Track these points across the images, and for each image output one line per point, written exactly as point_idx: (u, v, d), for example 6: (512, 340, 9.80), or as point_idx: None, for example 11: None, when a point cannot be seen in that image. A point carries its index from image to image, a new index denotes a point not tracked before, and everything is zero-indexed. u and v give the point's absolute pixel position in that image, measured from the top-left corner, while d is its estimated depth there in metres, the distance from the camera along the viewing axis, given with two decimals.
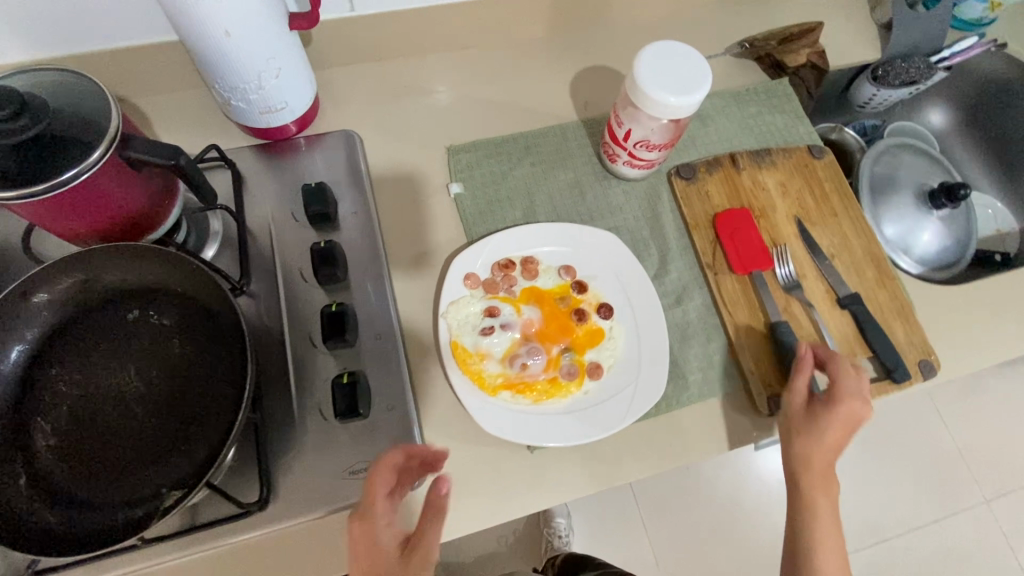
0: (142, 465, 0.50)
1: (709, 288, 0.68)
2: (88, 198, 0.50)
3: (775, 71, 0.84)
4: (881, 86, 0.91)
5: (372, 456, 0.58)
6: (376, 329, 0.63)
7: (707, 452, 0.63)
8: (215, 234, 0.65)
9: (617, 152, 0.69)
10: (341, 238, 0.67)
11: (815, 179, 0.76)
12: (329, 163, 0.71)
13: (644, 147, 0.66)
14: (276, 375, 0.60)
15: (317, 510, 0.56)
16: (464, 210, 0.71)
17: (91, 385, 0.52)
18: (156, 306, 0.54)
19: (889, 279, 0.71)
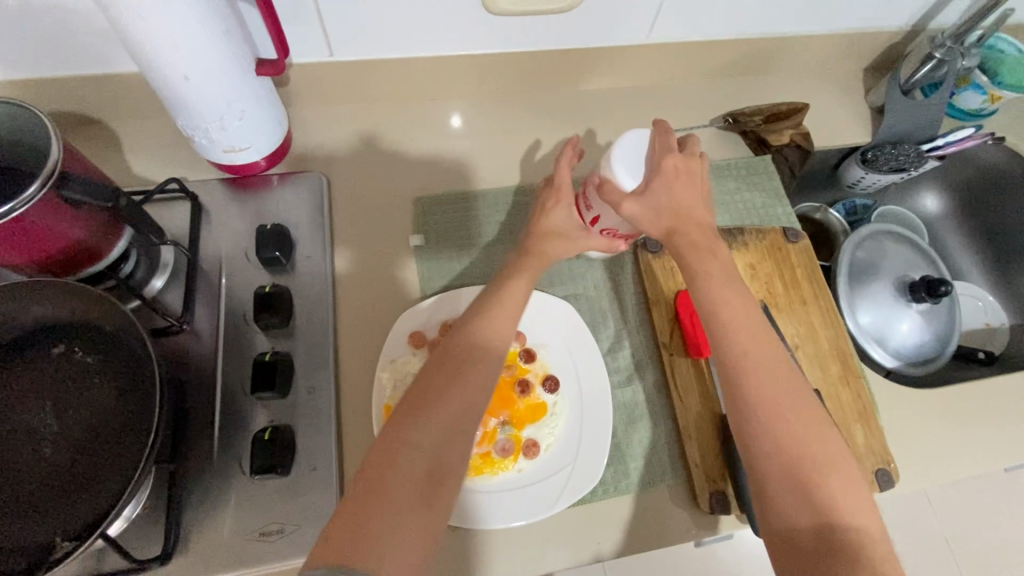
0: (38, 509, 0.48)
1: (663, 369, 0.66)
2: (25, 232, 0.49)
3: (759, 147, 0.83)
4: (868, 170, 0.89)
5: (286, 518, 0.55)
6: (311, 381, 0.61)
7: (641, 546, 0.60)
8: (165, 266, 0.65)
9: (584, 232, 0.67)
10: (293, 282, 0.66)
11: (786, 263, 0.74)
12: (294, 203, 0.71)
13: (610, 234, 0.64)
14: (202, 421, 0.59)
15: (219, 571, 0.53)
16: (422, 263, 0.70)
17: (2, 419, 0.51)
18: (82, 342, 0.53)
19: (853, 377, 0.68)
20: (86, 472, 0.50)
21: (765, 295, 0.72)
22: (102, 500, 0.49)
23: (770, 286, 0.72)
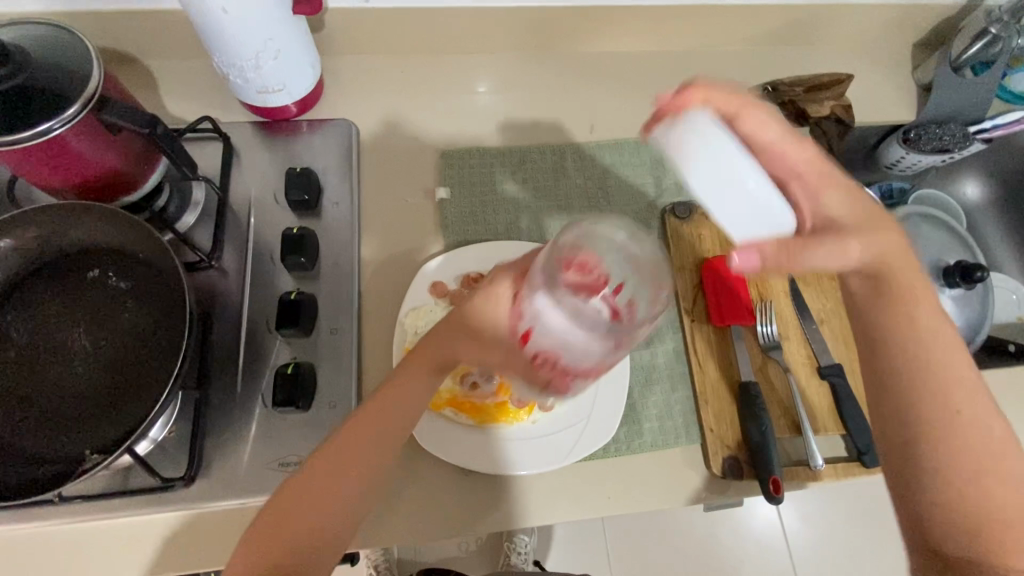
0: (73, 423, 0.50)
1: (683, 334, 0.66)
2: (64, 153, 0.50)
3: (797, 119, 0.80)
4: (910, 149, 0.85)
5: (305, 451, 0.57)
6: (333, 323, 0.62)
7: (649, 505, 0.60)
8: (196, 203, 0.65)
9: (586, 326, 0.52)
10: (318, 226, 0.67)
11: None
12: (323, 149, 0.71)
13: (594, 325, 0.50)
14: (226, 354, 0.60)
15: (241, 496, 0.55)
16: (445, 215, 0.69)
17: (40, 336, 0.53)
18: (116, 269, 0.55)
19: None
20: (116, 392, 0.52)
21: None
22: (131, 419, 0.50)
23: None
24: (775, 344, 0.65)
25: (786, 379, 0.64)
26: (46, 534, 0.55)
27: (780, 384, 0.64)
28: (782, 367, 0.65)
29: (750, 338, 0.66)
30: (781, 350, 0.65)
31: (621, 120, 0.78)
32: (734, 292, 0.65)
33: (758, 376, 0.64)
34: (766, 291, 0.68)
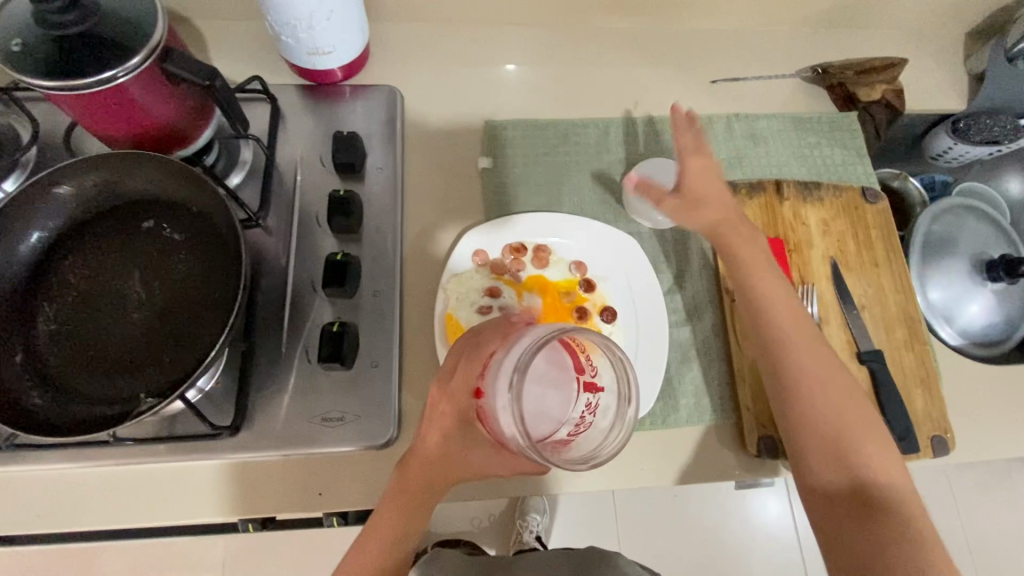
0: (127, 367, 0.52)
1: (723, 313, 0.66)
2: (123, 102, 0.51)
3: (845, 103, 0.79)
4: (959, 140, 0.86)
5: (347, 407, 0.58)
6: (376, 286, 0.63)
7: (681, 478, 0.61)
8: (244, 163, 0.66)
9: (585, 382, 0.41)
10: (362, 190, 0.67)
11: (861, 223, 0.71)
12: (368, 114, 0.71)
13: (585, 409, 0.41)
14: (271, 310, 0.61)
15: (284, 448, 0.56)
16: (488, 185, 0.70)
17: (97, 283, 0.54)
18: (171, 221, 0.56)
19: (919, 343, 0.66)
20: (170, 339, 0.53)
21: (836, 252, 0.69)
22: (184, 365, 0.52)
23: (842, 243, 0.70)
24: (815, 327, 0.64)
25: None
26: (92, 475, 0.56)
27: None
28: None
29: None
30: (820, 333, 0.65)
31: (665, 98, 0.77)
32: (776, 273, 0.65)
33: None
34: (807, 275, 0.68)
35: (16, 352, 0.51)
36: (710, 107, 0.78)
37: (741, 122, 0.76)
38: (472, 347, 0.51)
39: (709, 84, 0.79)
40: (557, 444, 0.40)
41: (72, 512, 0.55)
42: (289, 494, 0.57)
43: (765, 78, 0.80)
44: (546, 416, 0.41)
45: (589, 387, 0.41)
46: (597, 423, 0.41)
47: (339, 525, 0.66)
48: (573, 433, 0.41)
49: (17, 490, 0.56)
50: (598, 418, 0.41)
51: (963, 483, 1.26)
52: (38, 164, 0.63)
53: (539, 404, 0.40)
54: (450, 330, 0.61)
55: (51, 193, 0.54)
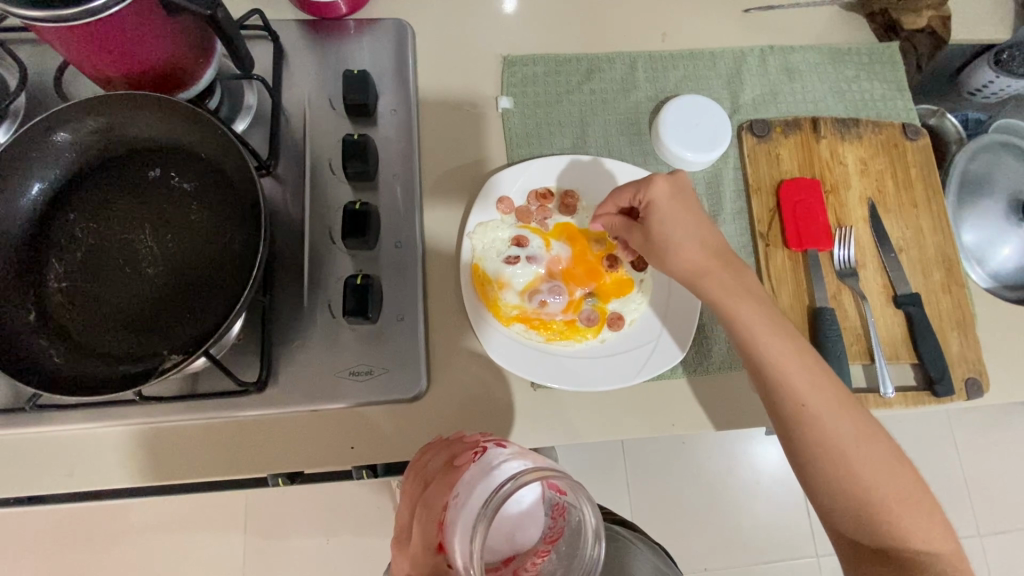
0: (147, 325, 0.50)
1: (757, 259, 0.64)
2: (116, 37, 0.46)
3: (885, 32, 0.74)
4: (1001, 73, 0.79)
5: (375, 361, 0.57)
6: (398, 237, 0.60)
7: (714, 425, 0.60)
8: (249, 108, 0.61)
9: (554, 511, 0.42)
10: (375, 135, 0.63)
11: (901, 161, 0.68)
12: (376, 51, 0.66)
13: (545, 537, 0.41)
14: (289, 263, 0.58)
15: (313, 403, 0.56)
16: (509, 127, 0.66)
17: (105, 237, 0.51)
18: (177, 169, 0.53)
19: (956, 285, 0.65)
20: (188, 295, 0.51)
21: (873, 193, 0.66)
22: (207, 321, 0.50)
23: (880, 183, 0.67)
24: (851, 270, 0.63)
25: (861, 306, 0.62)
26: (117, 434, 0.55)
27: (854, 311, 0.62)
28: (858, 295, 0.62)
29: (826, 264, 0.63)
30: (857, 277, 0.63)
31: (693, 29, 0.72)
32: (813, 215, 0.63)
33: (832, 303, 0.62)
34: (844, 217, 0.65)
35: (29, 311, 0.48)
36: (742, 38, 0.72)
37: (776, 55, 0.71)
38: (422, 495, 0.42)
39: (741, 14, 0.73)
40: (537, 555, 0.41)
41: (102, 472, 0.55)
42: (318, 449, 0.57)
43: (800, 5, 0.74)
44: (511, 542, 0.40)
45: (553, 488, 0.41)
46: (570, 522, 0.42)
47: (369, 478, 0.65)
48: (554, 537, 0.42)
49: (42, 450, 0.55)
50: (568, 517, 0.42)
51: (962, 423, 1.28)
52: (29, 113, 0.59)
53: (516, 528, 0.40)
54: (477, 280, 0.59)
55: (50, 141, 0.50)
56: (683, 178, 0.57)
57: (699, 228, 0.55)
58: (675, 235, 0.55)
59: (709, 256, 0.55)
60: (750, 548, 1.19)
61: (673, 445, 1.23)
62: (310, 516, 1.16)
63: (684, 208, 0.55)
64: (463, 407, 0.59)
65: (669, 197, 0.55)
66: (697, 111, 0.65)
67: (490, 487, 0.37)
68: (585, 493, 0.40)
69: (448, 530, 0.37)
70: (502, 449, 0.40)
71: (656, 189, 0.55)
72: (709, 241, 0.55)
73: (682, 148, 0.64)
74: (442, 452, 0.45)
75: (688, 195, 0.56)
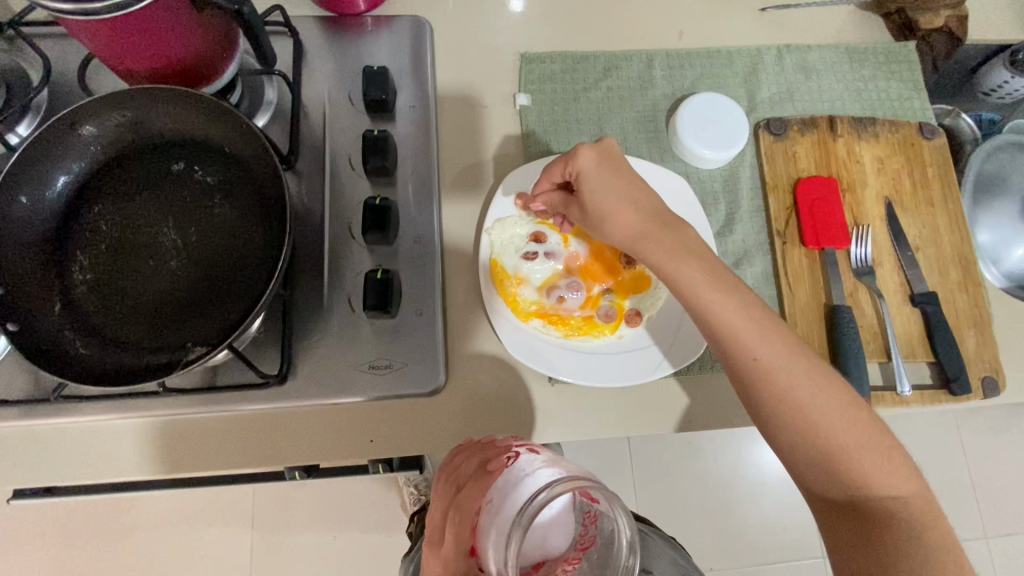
0: (171, 317, 0.50)
1: (774, 256, 0.64)
2: (144, 31, 0.46)
3: (902, 32, 0.74)
4: (1017, 74, 0.79)
5: (394, 355, 0.57)
6: (416, 233, 0.60)
7: (730, 422, 0.60)
8: (269, 103, 0.62)
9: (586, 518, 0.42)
10: (394, 130, 0.63)
11: (918, 160, 0.68)
12: (394, 48, 0.66)
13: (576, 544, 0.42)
14: (310, 258, 0.58)
15: (333, 397, 0.56)
16: (527, 124, 0.66)
17: (130, 231, 0.52)
18: (202, 163, 0.53)
19: (973, 284, 0.65)
20: (212, 288, 0.51)
21: (890, 191, 0.66)
22: (229, 315, 0.50)
23: (897, 182, 0.67)
24: (868, 268, 0.63)
25: (878, 304, 0.62)
26: (138, 426, 0.56)
27: (870, 309, 0.62)
28: (875, 293, 0.62)
29: (842, 262, 0.63)
30: (873, 275, 0.63)
31: (710, 27, 0.72)
32: (831, 213, 0.63)
33: (849, 301, 0.62)
34: (860, 215, 0.65)
35: (55, 303, 0.49)
36: (758, 36, 0.72)
37: (792, 54, 0.71)
38: (455, 498, 0.42)
39: (757, 12, 0.73)
40: (568, 562, 0.41)
41: (124, 463, 0.55)
42: (337, 442, 0.57)
43: (817, 4, 0.74)
44: (542, 548, 0.40)
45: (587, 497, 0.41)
46: (602, 529, 0.42)
47: (384, 472, 0.66)
48: (585, 545, 0.42)
49: (65, 441, 0.55)
50: (600, 524, 0.42)
51: (970, 425, 1.28)
52: (52, 107, 0.60)
53: (548, 534, 0.40)
54: (495, 276, 0.60)
55: (76, 135, 0.51)
56: (612, 145, 0.55)
57: (633, 194, 0.54)
58: (607, 204, 0.53)
59: (644, 220, 0.53)
60: (757, 547, 1.19)
61: (681, 444, 1.23)
62: (319, 511, 1.17)
63: (617, 176, 0.54)
64: (480, 402, 0.59)
65: (599, 168, 0.54)
66: (714, 109, 0.65)
67: (525, 494, 0.37)
68: (618, 503, 0.40)
69: (482, 536, 0.37)
70: (536, 456, 0.40)
71: (583, 159, 0.54)
72: (644, 205, 0.54)
73: (698, 145, 0.64)
74: (474, 455, 0.45)
75: (617, 161, 0.55)
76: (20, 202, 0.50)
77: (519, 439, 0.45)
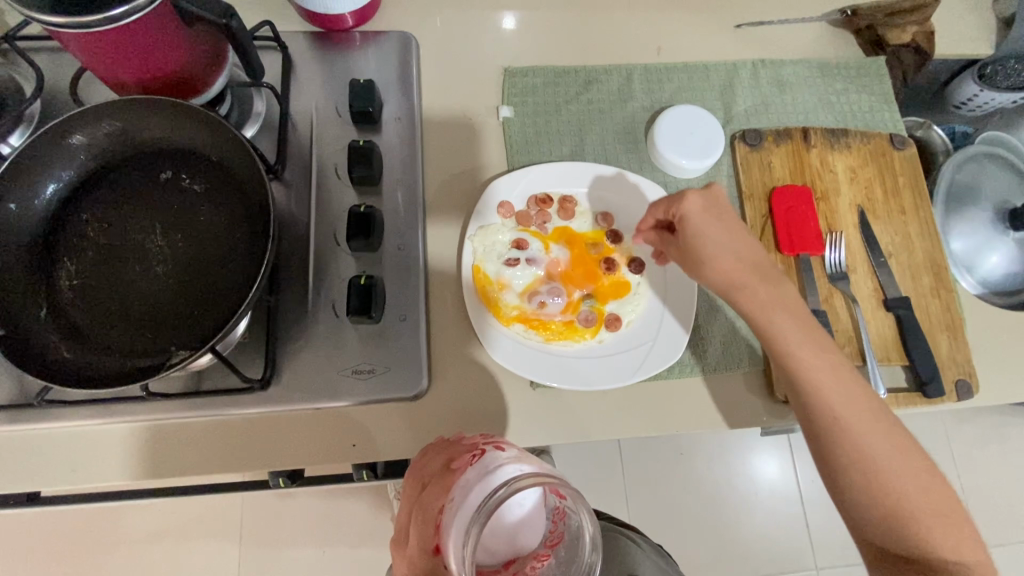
0: (156, 322, 0.51)
1: None
2: (134, 44, 0.48)
3: (873, 47, 0.77)
4: (985, 87, 0.83)
5: (378, 360, 0.58)
6: (400, 240, 0.62)
7: (709, 426, 0.62)
8: (257, 115, 0.63)
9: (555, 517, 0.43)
10: (380, 141, 0.65)
11: (889, 170, 0.70)
12: (380, 62, 0.68)
13: (546, 540, 0.42)
14: (295, 265, 0.59)
15: (316, 401, 0.57)
16: (510, 136, 0.68)
17: (116, 238, 0.53)
18: (189, 171, 0.55)
19: (945, 290, 0.66)
20: (196, 293, 0.52)
21: (863, 200, 0.68)
22: (213, 320, 0.51)
23: (869, 191, 0.69)
24: (842, 274, 0.64)
25: (852, 309, 0.64)
26: (121, 431, 0.56)
27: (846, 314, 0.64)
28: (849, 299, 0.64)
29: (818, 268, 0.65)
30: (848, 281, 0.64)
31: (687, 43, 0.75)
32: (805, 222, 0.64)
33: (824, 306, 0.64)
34: (834, 223, 0.67)
35: (40, 308, 0.50)
36: (734, 52, 0.75)
37: (767, 68, 0.74)
38: (420, 496, 0.42)
39: (733, 29, 0.76)
40: (537, 559, 0.41)
41: (106, 467, 0.55)
42: (320, 448, 0.57)
43: (790, 21, 0.77)
44: (511, 545, 0.41)
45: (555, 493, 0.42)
46: (570, 525, 0.43)
47: (368, 479, 0.63)
48: (554, 541, 0.43)
49: (47, 447, 0.55)
50: (568, 520, 0.43)
51: (959, 435, 1.29)
52: (44, 117, 0.61)
53: (514, 531, 0.41)
54: (478, 282, 0.61)
55: (65, 144, 0.52)
56: (718, 193, 0.54)
57: (735, 242, 0.52)
58: (712, 248, 0.51)
59: (747, 271, 0.52)
60: (749, 559, 1.19)
61: (672, 455, 1.23)
62: (309, 526, 1.16)
63: (722, 223, 0.52)
64: (462, 407, 0.60)
65: (708, 212, 0.52)
66: (692, 121, 0.67)
67: (486, 490, 0.38)
68: (582, 499, 0.41)
69: (444, 535, 0.38)
70: (500, 453, 0.41)
71: (689, 204, 0.52)
72: (749, 255, 0.52)
73: (673, 151, 0.66)
74: (441, 454, 0.46)
75: (723, 209, 0.53)
76: (9, 208, 0.51)
77: (485, 437, 0.46)
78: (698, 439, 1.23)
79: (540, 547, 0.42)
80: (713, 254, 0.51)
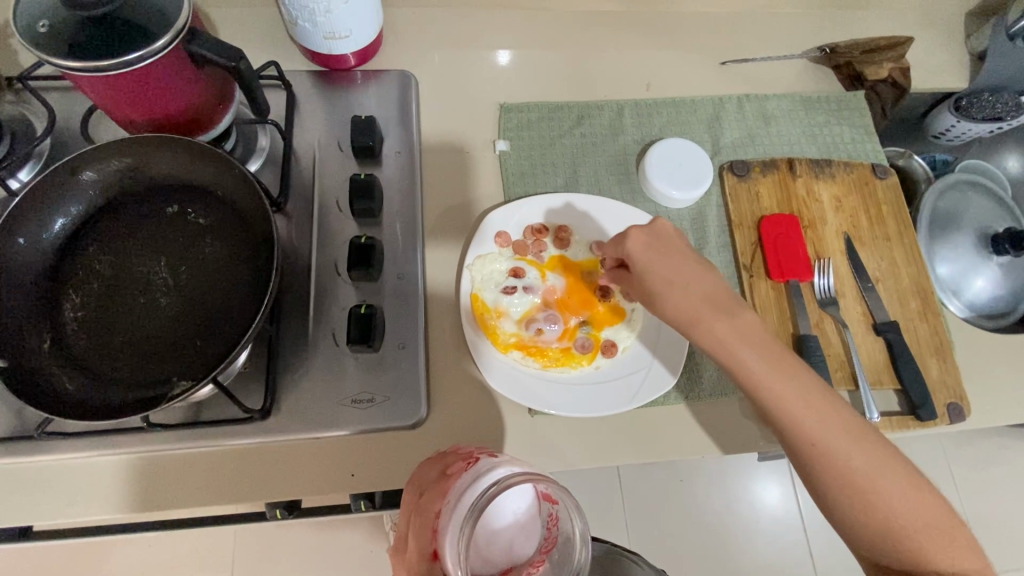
0: (158, 353, 0.52)
1: (742, 290, 0.67)
2: (147, 86, 0.50)
3: (852, 82, 0.80)
4: (962, 118, 0.84)
5: (377, 389, 0.59)
6: (400, 270, 0.63)
7: (705, 451, 0.62)
8: (262, 149, 0.65)
9: (550, 522, 0.43)
10: (380, 173, 0.67)
11: (873, 198, 0.72)
12: (381, 99, 0.71)
13: (542, 547, 0.42)
14: (297, 295, 0.60)
15: (316, 431, 0.57)
16: (506, 168, 0.70)
17: (122, 269, 0.54)
18: (195, 205, 0.56)
19: (932, 314, 0.68)
20: (199, 323, 0.53)
21: (849, 227, 0.71)
22: (215, 350, 0.52)
23: (854, 218, 0.71)
24: (831, 299, 0.66)
25: (843, 333, 0.65)
26: (117, 463, 0.56)
27: (837, 339, 0.65)
28: (839, 323, 0.65)
29: (807, 293, 0.67)
30: (837, 306, 0.66)
31: (676, 80, 0.78)
32: (793, 249, 0.66)
33: (815, 330, 0.65)
34: (822, 250, 0.69)
35: (44, 340, 0.50)
36: (721, 88, 0.78)
37: (752, 103, 0.77)
38: (415, 505, 0.43)
39: (719, 65, 0.80)
40: (533, 565, 0.41)
41: (103, 500, 0.55)
42: (319, 477, 0.57)
43: (773, 58, 0.81)
44: (506, 552, 0.42)
45: (547, 498, 0.43)
46: (564, 530, 0.43)
47: (366, 510, 0.63)
48: (549, 547, 0.42)
49: (45, 480, 0.55)
50: (561, 525, 0.43)
51: (961, 459, 1.28)
52: (53, 154, 0.63)
53: (507, 533, 0.42)
54: (476, 310, 0.62)
55: (75, 180, 0.54)
56: (662, 226, 0.55)
57: (692, 275, 0.52)
58: (660, 281, 0.52)
59: (703, 302, 0.51)
60: None
61: (672, 483, 1.22)
62: (303, 561, 1.13)
63: (674, 256, 0.53)
64: (461, 435, 0.60)
65: (653, 249, 0.54)
66: (682, 155, 0.70)
67: (477, 492, 0.39)
68: (572, 499, 0.41)
69: (441, 535, 0.38)
70: (492, 456, 0.42)
71: (632, 242, 0.54)
72: (700, 283, 0.52)
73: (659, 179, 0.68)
74: (436, 463, 0.46)
75: (669, 242, 0.54)
76: (18, 242, 0.52)
77: (480, 447, 0.47)
78: (698, 465, 1.22)
79: (535, 551, 0.42)
80: (666, 285, 0.52)
